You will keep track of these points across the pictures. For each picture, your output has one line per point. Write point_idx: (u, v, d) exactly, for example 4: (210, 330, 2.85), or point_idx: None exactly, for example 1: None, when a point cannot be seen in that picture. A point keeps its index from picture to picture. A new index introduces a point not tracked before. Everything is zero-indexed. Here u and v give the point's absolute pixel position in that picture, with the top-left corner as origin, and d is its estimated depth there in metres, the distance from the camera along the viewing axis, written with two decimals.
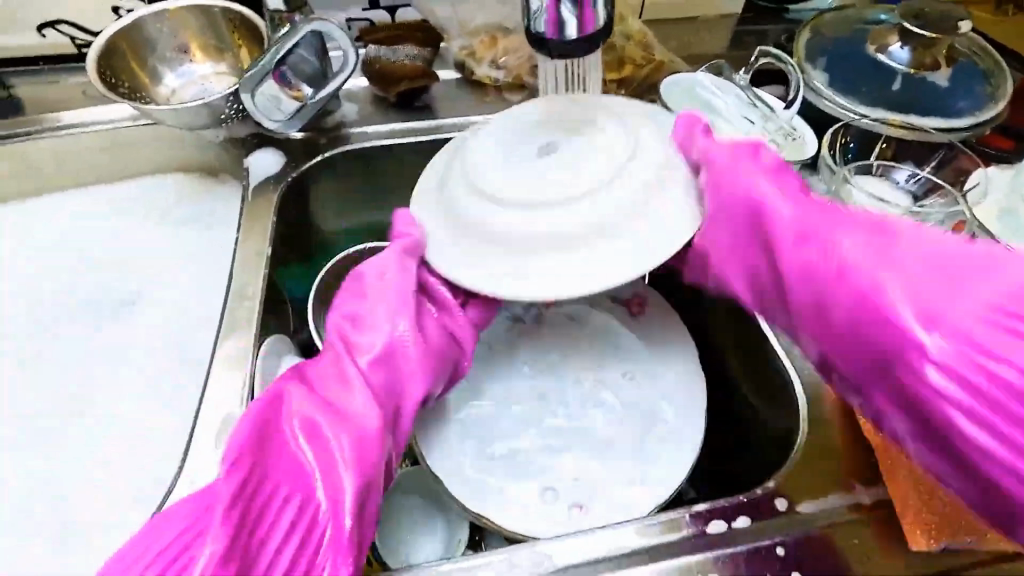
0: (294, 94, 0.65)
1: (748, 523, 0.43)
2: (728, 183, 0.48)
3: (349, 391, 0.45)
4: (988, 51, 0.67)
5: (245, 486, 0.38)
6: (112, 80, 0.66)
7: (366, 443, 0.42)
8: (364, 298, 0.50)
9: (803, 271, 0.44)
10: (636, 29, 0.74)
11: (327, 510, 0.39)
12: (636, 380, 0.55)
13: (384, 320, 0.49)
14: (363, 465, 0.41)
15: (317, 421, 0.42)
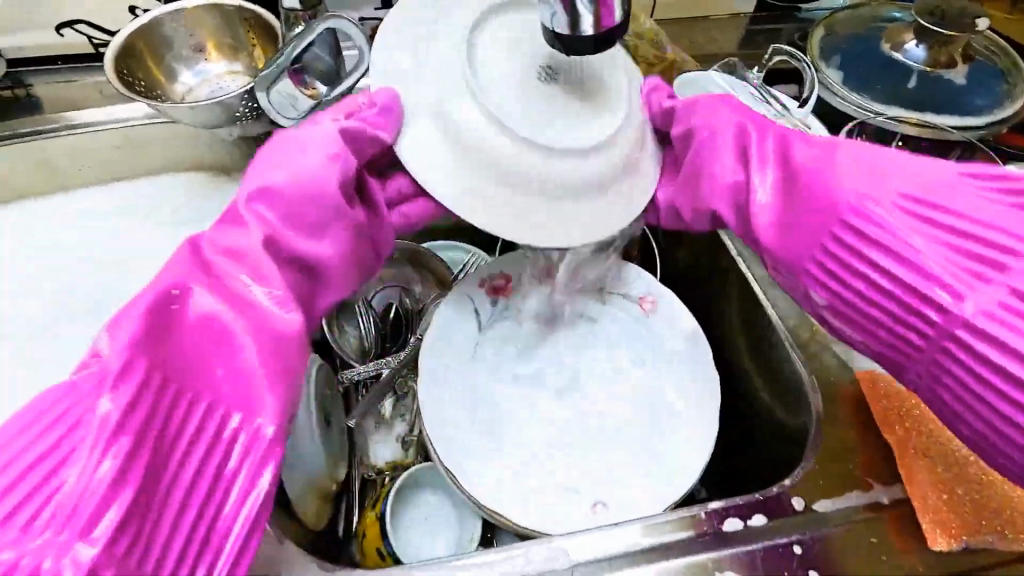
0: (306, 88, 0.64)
1: (764, 521, 0.43)
2: (714, 117, 0.46)
3: (267, 287, 0.36)
4: (1007, 52, 0.66)
5: (136, 398, 0.30)
6: (128, 78, 0.67)
7: (284, 347, 0.35)
8: (293, 166, 0.40)
9: (774, 184, 0.43)
10: (647, 28, 0.73)
11: (238, 416, 0.33)
12: (646, 377, 0.55)
13: (314, 210, 0.39)
14: (280, 369, 0.34)
15: (223, 318, 0.34)
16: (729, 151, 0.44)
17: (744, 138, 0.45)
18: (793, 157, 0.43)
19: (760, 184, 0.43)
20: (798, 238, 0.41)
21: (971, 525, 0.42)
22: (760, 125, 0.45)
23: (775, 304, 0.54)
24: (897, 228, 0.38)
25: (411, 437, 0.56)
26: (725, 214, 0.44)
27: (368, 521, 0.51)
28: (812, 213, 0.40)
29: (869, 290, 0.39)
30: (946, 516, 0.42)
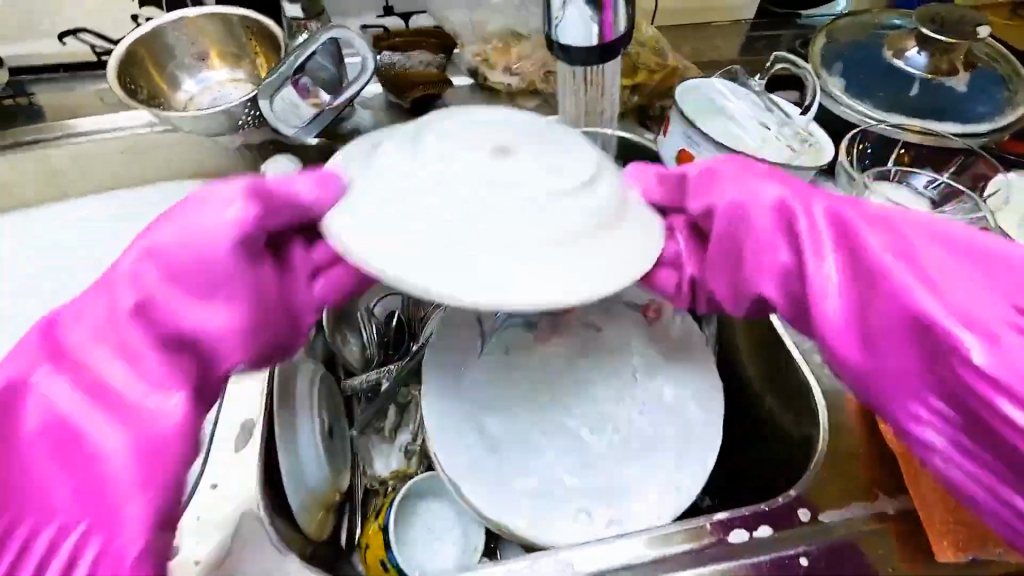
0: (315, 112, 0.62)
1: (770, 532, 0.42)
2: (747, 194, 0.40)
3: (138, 383, 0.36)
4: (1008, 58, 0.66)
5: None
6: (131, 86, 0.67)
7: (149, 453, 0.35)
8: (179, 231, 0.38)
9: (837, 278, 0.38)
10: (649, 35, 0.73)
11: (93, 539, 0.34)
12: (650, 386, 0.55)
13: (207, 275, 0.37)
14: (145, 480, 0.35)
15: (77, 416, 0.36)
16: (785, 242, 0.39)
17: (788, 216, 0.39)
18: (851, 244, 0.38)
19: (824, 277, 0.38)
20: (878, 347, 0.37)
21: (979, 537, 0.40)
22: (807, 199, 0.40)
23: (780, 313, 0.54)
24: (977, 331, 0.35)
25: (413, 446, 0.56)
26: (780, 301, 0.40)
27: (369, 532, 0.50)
28: (890, 317, 0.37)
29: (965, 408, 0.35)
30: (954, 529, 0.41)
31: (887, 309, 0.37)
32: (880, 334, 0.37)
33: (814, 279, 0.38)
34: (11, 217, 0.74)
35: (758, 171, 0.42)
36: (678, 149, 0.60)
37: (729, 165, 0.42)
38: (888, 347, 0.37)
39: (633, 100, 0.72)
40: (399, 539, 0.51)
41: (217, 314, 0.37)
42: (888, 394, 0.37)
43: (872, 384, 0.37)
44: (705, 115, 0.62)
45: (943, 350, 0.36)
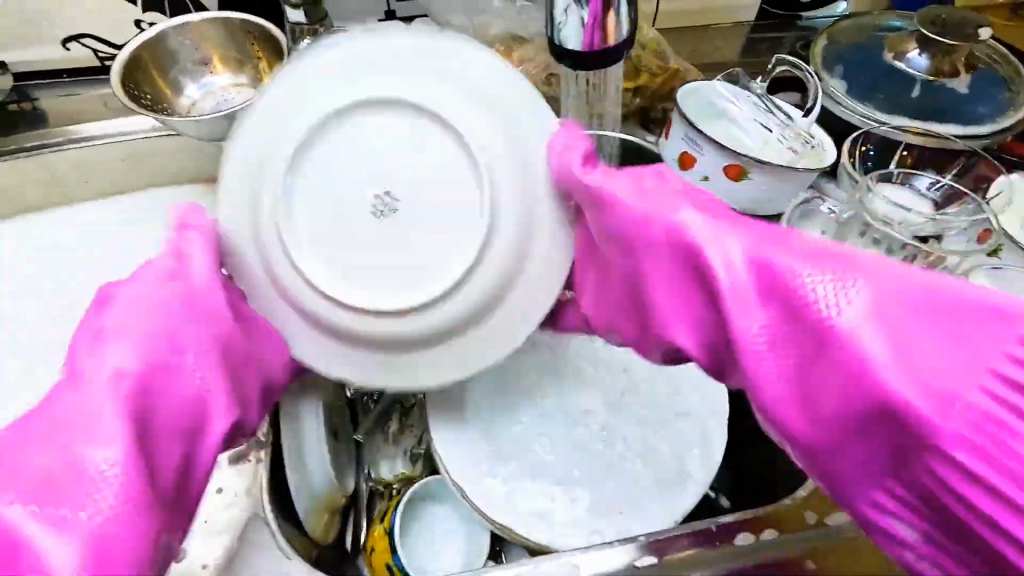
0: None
1: (775, 535, 0.43)
2: (659, 236, 0.39)
3: (89, 464, 0.31)
4: (1010, 59, 0.66)
5: None
6: (135, 92, 0.67)
7: (106, 546, 0.30)
8: (130, 314, 0.37)
9: (761, 334, 0.35)
10: (650, 38, 0.73)
11: None
12: (653, 390, 0.55)
13: (160, 352, 0.37)
14: (108, 573, 0.30)
15: (20, 530, 0.30)
16: (701, 295, 0.38)
17: (703, 263, 0.37)
18: (772, 294, 0.35)
19: (748, 333, 0.35)
20: (820, 416, 0.34)
21: None
22: (726, 240, 0.37)
23: None
24: (917, 402, 0.31)
25: (418, 451, 0.56)
26: (692, 350, 0.39)
27: (375, 535, 0.50)
28: (824, 381, 0.33)
29: (917, 480, 0.32)
30: None
31: (819, 373, 0.33)
32: (820, 402, 0.33)
33: (740, 339, 0.35)
34: (13, 222, 0.75)
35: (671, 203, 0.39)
36: (680, 151, 0.60)
37: (639, 195, 0.40)
38: (829, 416, 0.33)
39: (635, 102, 0.72)
40: (404, 543, 0.51)
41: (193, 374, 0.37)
42: (832, 464, 0.34)
43: (815, 455, 0.34)
44: (706, 118, 0.62)
45: (889, 420, 0.32)
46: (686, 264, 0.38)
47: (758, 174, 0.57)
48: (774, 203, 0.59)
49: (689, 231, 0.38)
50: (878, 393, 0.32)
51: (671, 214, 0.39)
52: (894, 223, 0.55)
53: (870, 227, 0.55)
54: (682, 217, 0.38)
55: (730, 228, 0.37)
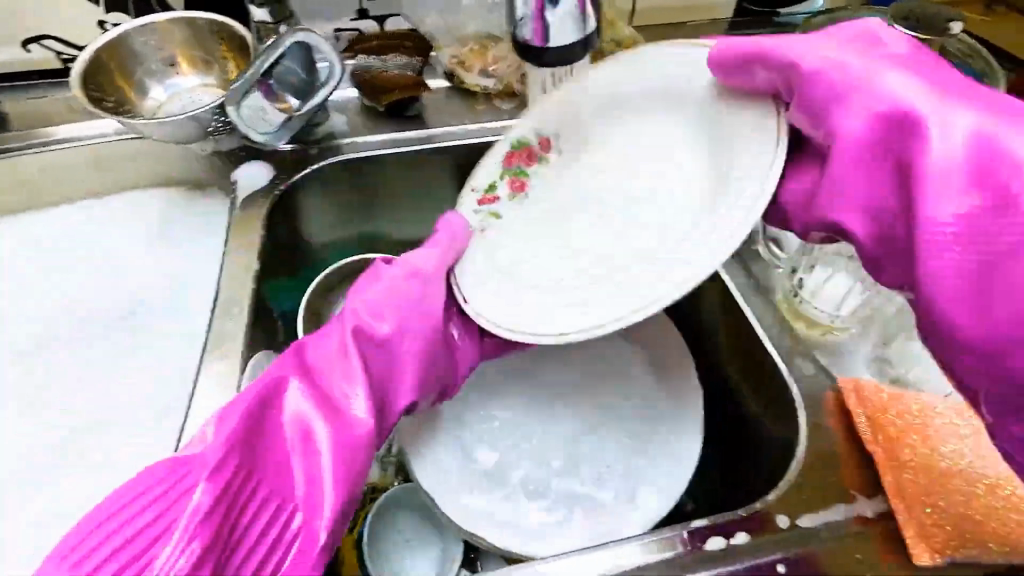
0: (513, 187, 0.54)
1: (748, 539, 0.42)
2: (859, 104, 0.36)
3: (353, 387, 0.41)
4: (983, 55, 0.66)
5: (227, 487, 0.35)
6: (96, 93, 0.65)
7: (351, 452, 0.39)
8: (385, 292, 0.45)
9: (958, 207, 0.31)
10: (625, 35, 0.73)
11: (302, 515, 0.36)
12: (626, 393, 0.54)
13: (415, 314, 0.45)
14: (347, 472, 0.38)
15: (309, 417, 0.39)
16: (896, 154, 0.35)
17: (906, 126, 0.34)
18: (985, 170, 0.31)
19: (948, 207, 0.31)
20: (990, 298, 0.30)
21: (956, 538, 0.40)
22: (947, 116, 0.33)
23: (758, 317, 0.53)
24: None
25: (390, 458, 0.55)
26: (856, 232, 0.36)
27: (344, 545, 0.49)
28: (1019, 265, 0.29)
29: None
30: (932, 532, 0.40)
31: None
32: None
33: (930, 209, 0.31)
34: (8, 221, 0.74)
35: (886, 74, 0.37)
36: None
37: (850, 60, 0.38)
38: (1006, 315, 0.29)
39: None
40: (375, 554, 0.49)
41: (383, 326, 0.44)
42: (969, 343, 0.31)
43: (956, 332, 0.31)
44: None
45: None
46: (892, 128, 0.35)
47: None
48: None
49: (900, 93, 0.35)
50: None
51: (881, 77, 0.36)
52: None
53: None
54: (886, 80, 0.36)
55: (952, 93, 0.35)
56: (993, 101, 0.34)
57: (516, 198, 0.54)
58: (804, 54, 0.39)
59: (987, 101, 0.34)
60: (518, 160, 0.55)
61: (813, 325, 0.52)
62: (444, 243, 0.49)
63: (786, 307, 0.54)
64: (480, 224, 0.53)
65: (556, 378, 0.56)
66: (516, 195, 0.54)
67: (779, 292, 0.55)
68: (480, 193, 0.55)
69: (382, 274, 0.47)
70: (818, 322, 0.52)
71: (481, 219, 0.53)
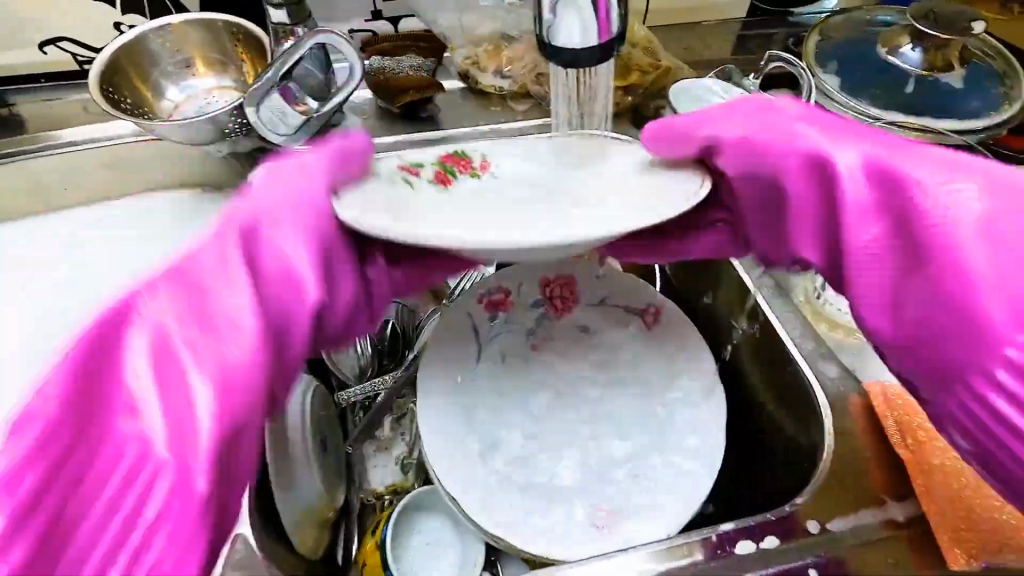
0: (437, 176, 0.40)
1: (778, 543, 0.41)
2: (770, 152, 0.35)
3: (229, 295, 0.28)
4: (1001, 54, 0.66)
5: (37, 500, 0.25)
6: (113, 96, 0.65)
7: (227, 400, 0.26)
8: (271, 196, 0.33)
9: (861, 235, 0.32)
10: (640, 35, 0.72)
11: (161, 531, 0.24)
12: (650, 396, 0.54)
13: (285, 210, 0.32)
14: (211, 441, 0.25)
15: (138, 378, 0.26)
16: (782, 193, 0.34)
17: (800, 164, 0.34)
18: (860, 202, 0.32)
19: (863, 241, 0.32)
20: (903, 318, 0.31)
21: (991, 543, 0.39)
22: (835, 141, 0.34)
23: (782, 320, 0.53)
24: None
25: (410, 461, 0.55)
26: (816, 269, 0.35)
27: (368, 549, 0.49)
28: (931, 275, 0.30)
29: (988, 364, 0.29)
30: (964, 536, 0.39)
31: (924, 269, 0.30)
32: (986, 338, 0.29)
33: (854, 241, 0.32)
34: (23, 221, 0.74)
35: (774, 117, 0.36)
36: None
37: (747, 119, 0.37)
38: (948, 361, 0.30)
39: (628, 100, 0.71)
40: (396, 558, 0.49)
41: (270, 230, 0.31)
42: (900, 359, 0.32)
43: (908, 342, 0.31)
44: (701, 114, 0.61)
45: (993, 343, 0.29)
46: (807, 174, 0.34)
47: None
48: None
49: (791, 136, 0.34)
50: (978, 278, 0.29)
51: (759, 127, 0.36)
52: None
53: None
54: (762, 121, 0.36)
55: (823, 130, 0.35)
56: (837, 134, 0.34)
57: (437, 190, 0.39)
58: (710, 125, 0.37)
59: (796, 147, 0.34)
60: (454, 161, 0.42)
61: (833, 326, 0.53)
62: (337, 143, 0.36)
63: (808, 308, 0.54)
64: (388, 173, 0.39)
65: (576, 379, 0.55)
66: (433, 185, 0.39)
67: (801, 292, 0.55)
68: (401, 160, 0.41)
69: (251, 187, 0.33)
70: (839, 323, 0.53)
71: (385, 176, 0.38)
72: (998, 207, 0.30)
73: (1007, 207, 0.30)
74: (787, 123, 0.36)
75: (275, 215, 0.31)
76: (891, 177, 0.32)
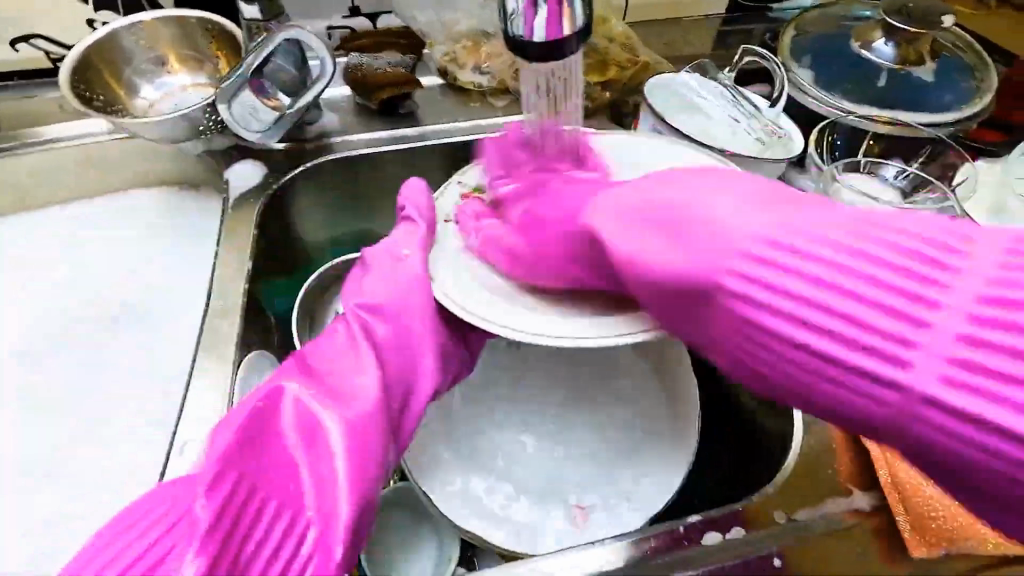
0: (499, 199, 0.51)
1: (744, 533, 0.42)
2: (564, 253, 0.42)
3: (362, 377, 0.42)
4: (973, 48, 0.66)
5: (229, 500, 0.34)
6: (86, 93, 0.65)
7: (361, 450, 0.39)
8: (379, 285, 0.46)
9: (643, 287, 0.36)
10: (618, 30, 0.72)
11: (316, 530, 0.35)
12: (624, 390, 0.54)
13: (399, 294, 0.46)
14: (357, 474, 0.37)
15: (318, 417, 0.39)
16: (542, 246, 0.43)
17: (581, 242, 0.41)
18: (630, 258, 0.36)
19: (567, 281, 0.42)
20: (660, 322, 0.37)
21: (948, 533, 0.40)
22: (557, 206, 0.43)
23: None
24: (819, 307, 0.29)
25: None
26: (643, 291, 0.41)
27: None
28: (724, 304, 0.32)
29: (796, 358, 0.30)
30: (925, 527, 0.40)
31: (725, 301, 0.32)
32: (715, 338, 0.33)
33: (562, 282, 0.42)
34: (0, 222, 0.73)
35: (564, 199, 0.44)
36: None
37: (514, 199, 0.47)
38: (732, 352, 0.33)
39: (606, 96, 0.71)
40: (369, 555, 0.49)
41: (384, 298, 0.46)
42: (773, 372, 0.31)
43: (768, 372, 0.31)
44: (677, 109, 0.61)
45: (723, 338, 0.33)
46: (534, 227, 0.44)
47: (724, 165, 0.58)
48: None
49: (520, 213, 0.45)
50: (708, 252, 0.32)
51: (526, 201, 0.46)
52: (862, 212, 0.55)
53: None
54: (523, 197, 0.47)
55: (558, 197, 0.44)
56: (557, 200, 0.43)
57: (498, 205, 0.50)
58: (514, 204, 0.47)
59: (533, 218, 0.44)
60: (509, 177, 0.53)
61: None
62: (420, 211, 0.49)
63: None
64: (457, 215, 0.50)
65: (552, 374, 0.55)
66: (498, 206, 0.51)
67: None
68: (467, 189, 0.52)
69: (367, 265, 0.48)
70: None
71: (461, 215, 0.50)
72: (679, 204, 0.35)
73: (695, 206, 0.34)
74: (577, 205, 0.43)
75: (396, 296, 0.45)
76: (636, 231, 0.36)
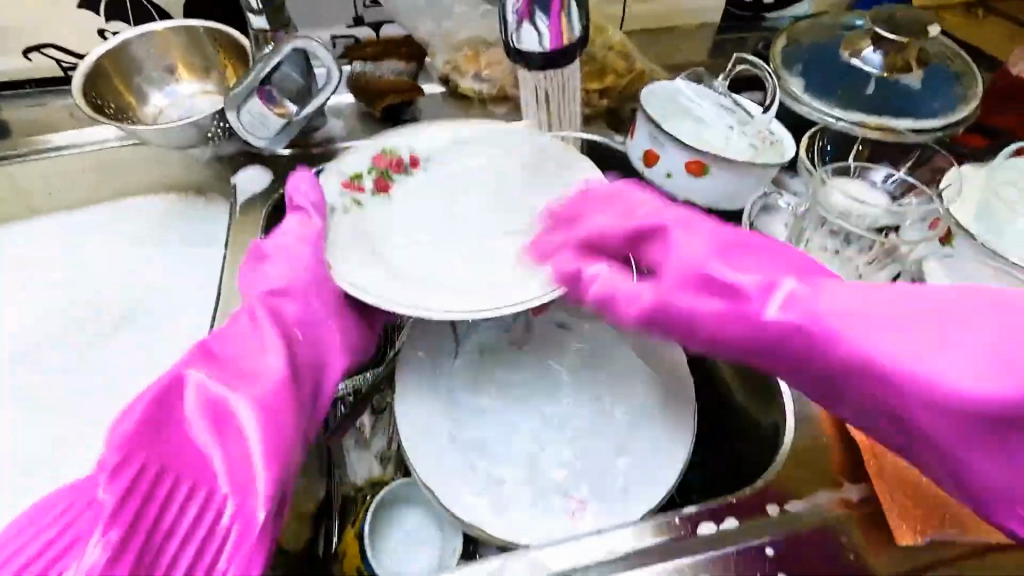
0: (378, 186, 0.55)
1: (736, 524, 0.43)
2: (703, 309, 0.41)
3: (263, 355, 0.43)
4: (959, 55, 0.68)
5: (132, 486, 0.37)
6: (98, 102, 0.67)
7: (271, 416, 0.40)
8: (283, 269, 0.48)
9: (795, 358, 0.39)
10: (616, 39, 0.74)
11: (232, 501, 0.38)
12: (623, 391, 0.55)
13: (298, 279, 0.47)
14: (271, 445, 0.39)
15: (223, 397, 0.41)
16: (691, 292, 0.41)
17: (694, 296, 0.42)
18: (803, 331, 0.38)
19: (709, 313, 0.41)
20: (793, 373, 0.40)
21: (935, 517, 0.42)
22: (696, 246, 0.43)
23: None
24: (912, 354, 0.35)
25: (389, 454, 0.57)
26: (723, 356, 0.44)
27: (347, 539, 0.51)
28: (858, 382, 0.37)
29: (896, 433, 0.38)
30: (912, 512, 0.42)
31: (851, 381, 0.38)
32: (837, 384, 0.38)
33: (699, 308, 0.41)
34: (8, 226, 0.75)
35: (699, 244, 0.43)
36: (645, 150, 0.62)
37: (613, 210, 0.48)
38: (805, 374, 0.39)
39: (603, 104, 0.73)
40: (377, 548, 0.51)
41: (283, 275, 0.47)
42: (988, 479, 0.36)
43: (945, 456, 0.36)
44: (672, 115, 0.63)
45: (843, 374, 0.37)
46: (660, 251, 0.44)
47: (720, 170, 0.59)
48: (735, 198, 0.61)
49: (650, 227, 0.45)
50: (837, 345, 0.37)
51: (650, 227, 0.45)
52: (852, 215, 0.57)
53: (828, 220, 0.58)
54: (652, 221, 0.45)
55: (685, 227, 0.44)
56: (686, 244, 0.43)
57: (381, 196, 0.55)
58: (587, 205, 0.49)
59: (667, 268, 0.43)
60: (388, 162, 0.56)
61: None
62: (310, 203, 0.51)
63: None
64: (342, 206, 0.53)
65: (552, 373, 0.57)
66: (378, 194, 0.54)
67: None
68: (346, 177, 0.55)
69: (266, 246, 0.49)
70: None
71: (342, 203, 0.53)
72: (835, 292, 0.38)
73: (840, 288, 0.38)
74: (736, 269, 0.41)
75: (289, 280, 0.47)
76: (793, 308, 0.38)
